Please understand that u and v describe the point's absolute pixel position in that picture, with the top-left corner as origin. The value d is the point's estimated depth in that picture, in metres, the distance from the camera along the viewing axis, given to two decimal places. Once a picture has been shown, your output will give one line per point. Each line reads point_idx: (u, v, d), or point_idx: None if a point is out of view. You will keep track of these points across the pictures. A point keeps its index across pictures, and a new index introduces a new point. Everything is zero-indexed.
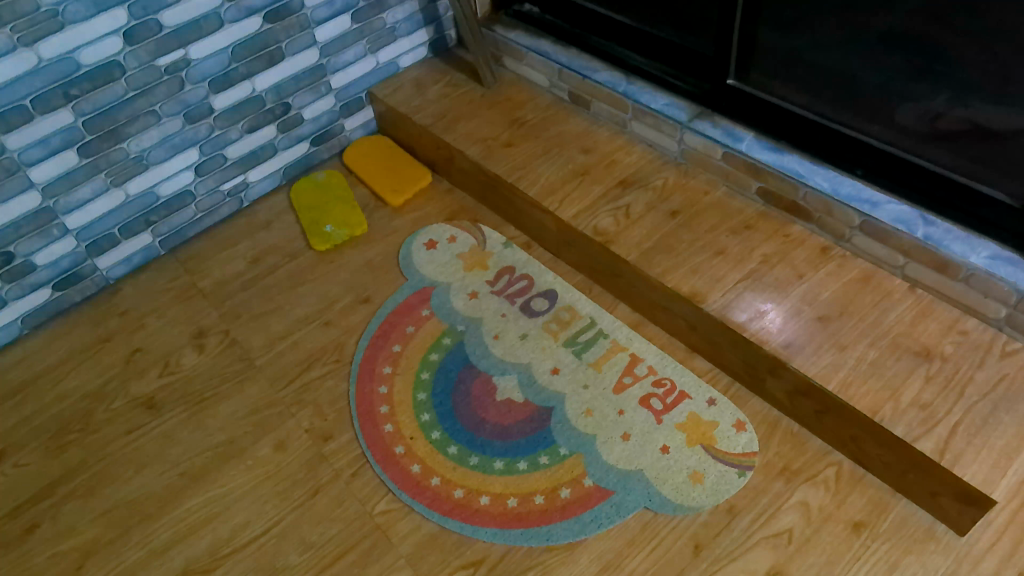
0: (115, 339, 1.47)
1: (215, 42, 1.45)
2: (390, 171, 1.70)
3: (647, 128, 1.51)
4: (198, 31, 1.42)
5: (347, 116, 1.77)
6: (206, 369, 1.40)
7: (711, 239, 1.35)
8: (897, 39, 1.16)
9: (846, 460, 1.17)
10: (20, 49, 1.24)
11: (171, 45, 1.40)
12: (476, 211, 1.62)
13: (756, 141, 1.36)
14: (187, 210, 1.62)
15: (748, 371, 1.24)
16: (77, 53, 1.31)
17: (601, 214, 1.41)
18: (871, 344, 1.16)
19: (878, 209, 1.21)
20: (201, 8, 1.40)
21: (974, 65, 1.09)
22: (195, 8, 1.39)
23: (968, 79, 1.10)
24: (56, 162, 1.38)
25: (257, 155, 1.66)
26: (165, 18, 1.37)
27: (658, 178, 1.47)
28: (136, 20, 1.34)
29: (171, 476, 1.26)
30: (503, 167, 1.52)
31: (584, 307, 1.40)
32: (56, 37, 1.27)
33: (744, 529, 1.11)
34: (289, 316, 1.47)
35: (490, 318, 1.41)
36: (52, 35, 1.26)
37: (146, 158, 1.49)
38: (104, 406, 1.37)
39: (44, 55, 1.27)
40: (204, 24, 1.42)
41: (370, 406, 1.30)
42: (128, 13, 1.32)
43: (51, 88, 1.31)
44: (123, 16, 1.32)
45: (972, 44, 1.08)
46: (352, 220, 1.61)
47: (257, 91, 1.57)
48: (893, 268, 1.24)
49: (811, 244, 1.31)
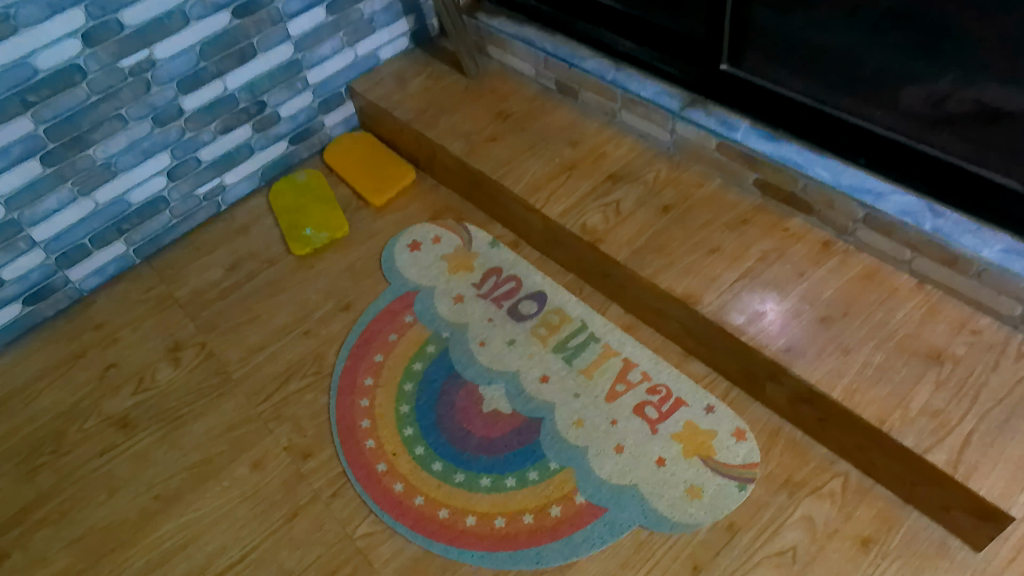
0: (89, 355, 1.42)
1: (183, 41, 1.39)
2: (372, 169, 1.63)
3: (637, 119, 1.44)
4: (164, 30, 1.35)
5: (326, 113, 1.70)
6: (182, 385, 1.34)
7: (707, 235, 1.27)
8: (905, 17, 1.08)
9: (853, 470, 1.10)
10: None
11: (135, 46, 1.34)
12: (461, 209, 1.55)
13: (752, 130, 1.29)
14: (161, 217, 1.55)
15: (747, 376, 1.17)
16: (34, 59, 1.24)
17: (590, 211, 1.34)
18: (876, 347, 1.09)
19: (883, 200, 1.14)
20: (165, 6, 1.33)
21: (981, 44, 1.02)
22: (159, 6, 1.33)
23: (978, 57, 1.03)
24: (21, 173, 1.32)
25: (232, 157, 1.59)
26: (127, 18, 1.30)
27: (650, 170, 1.40)
28: (96, 22, 1.27)
29: (145, 500, 1.21)
30: (487, 163, 1.45)
31: (575, 309, 1.34)
32: (10, 42, 1.20)
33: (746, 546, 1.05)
34: (268, 326, 1.40)
35: (476, 323, 1.34)
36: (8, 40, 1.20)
37: (114, 164, 1.43)
38: (76, 427, 1.31)
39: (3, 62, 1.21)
40: (169, 22, 1.35)
41: (351, 421, 1.25)
42: (87, 14, 1.26)
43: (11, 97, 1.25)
44: (80, 18, 1.25)
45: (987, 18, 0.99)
46: (332, 222, 1.53)
47: (229, 90, 1.50)
48: (899, 263, 1.17)
49: (811, 239, 1.24)
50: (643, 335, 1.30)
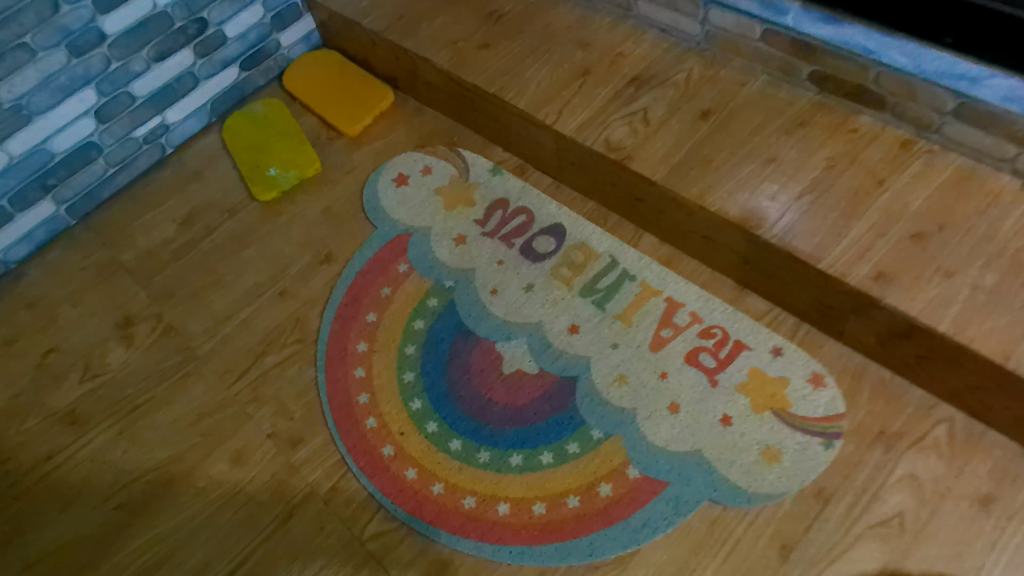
0: (25, 339, 1.18)
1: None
2: (343, 94, 1.37)
3: (658, 10, 1.18)
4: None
5: (283, 30, 1.42)
6: (138, 368, 1.12)
7: (759, 142, 1.05)
8: None
9: (959, 415, 0.92)
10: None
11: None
12: (452, 133, 1.30)
13: (805, 10, 1.03)
14: (94, 167, 1.28)
15: (821, 311, 0.98)
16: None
17: (613, 124, 1.11)
18: (986, 266, 0.89)
19: (979, 86, 0.91)
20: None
21: None
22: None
23: None
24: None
25: (173, 89, 1.31)
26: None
27: (679, 71, 1.16)
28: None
29: (107, 511, 1.01)
30: (482, 75, 1.20)
31: (601, 244, 1.12)
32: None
33: (835, 519, 0.87)
34: (236, 289, 1.17)
35: (486, 268, 1.12)
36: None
37: (25, 107, 1.15)
38: (15, 428, 1.09)
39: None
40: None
41: (346, 396, 1.04)
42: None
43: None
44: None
45: None
46: (301, 159, 1.29)
47: (160, 6, 1.21)
48: (1000, 162, 0.95)
49: (886, 139, 1.02)
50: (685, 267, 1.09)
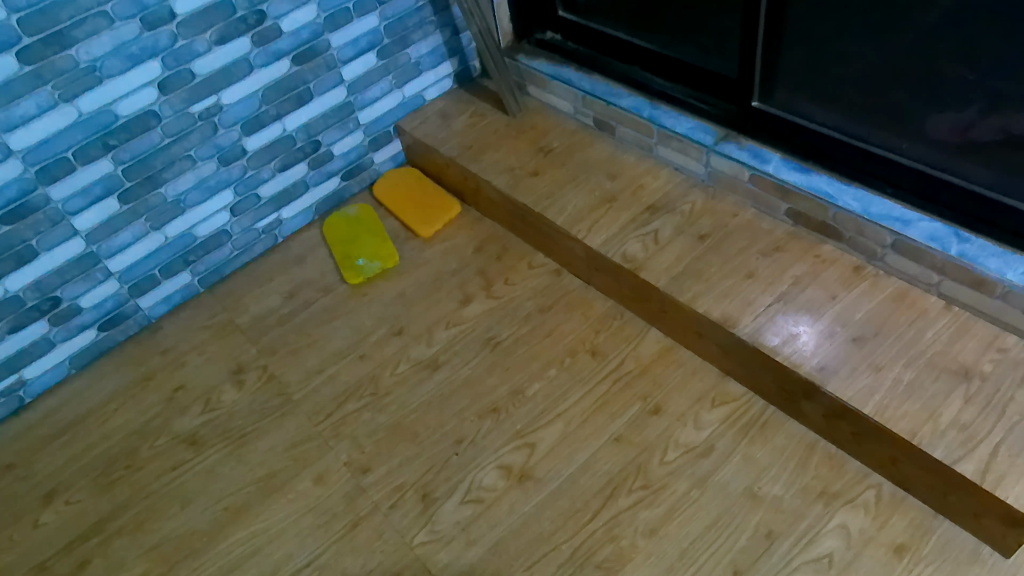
0: (158, 377, 1.51)
1: (220, 58, 1.42)
2: (420, 204, 1.73)
3: (672, 152, 1.50)
4: (186, 80, 1.40)
5: (376, 150, 1.79)
6: (247, 406, 1.43)
7: (742, 261, 1.33)
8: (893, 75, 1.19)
9: (887, 482, 1.17)
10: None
11: (143, 60, 1.33)
12: (505, 240, 1.64)
13: (784, 162, 1.35)
14: (223, 248, 1.65)
15: (783, 395, 1.24)
16: (78, 100, 1.30)
17: (629, 241, 1.40)
18: (906, 365, 1.14)
19: (910, 227, 1.19)
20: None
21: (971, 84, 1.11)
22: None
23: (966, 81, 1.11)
24: (48, 199, 1.35)
25: (290, 193, 1.69)
26: (122, 29, 1.28)
27: (685, 202, 1.46)
28: (126, 46, 1.30)
29: (216, 510, 1.30)
30: (530, 196, 1.53)
31: (633, 383, 1.36)
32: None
33: None
34: (325, 350, 1.50)
35: (535, 393, 1.37)
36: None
37: (183, 202, 1.52)
38: (149, 443, 1.41)
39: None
40: (152, 16, 1.31)
41: (408, 454, 1.32)
42: (114, 37, 1.28)
43: (70, 136, 1.32)
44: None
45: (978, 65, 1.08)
46: (384, 252, 1.64)
47: (288, 131, 1.60)
48: (928, 286, 1.22)
49: (843, 263, 1.29)
50: (671, 370, 1.36)
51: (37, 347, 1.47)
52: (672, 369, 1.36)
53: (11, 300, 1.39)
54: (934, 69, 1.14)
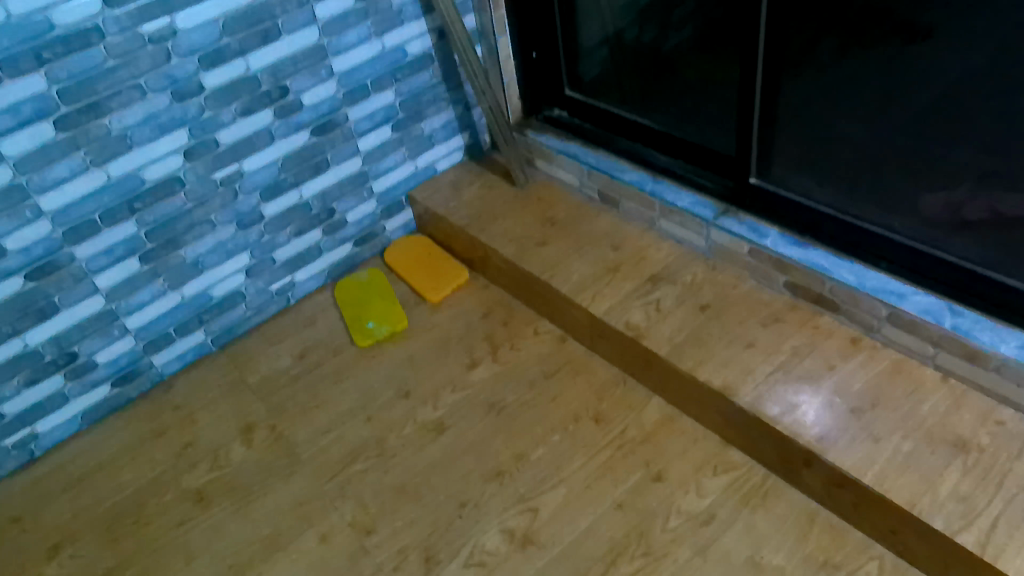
0: (168, 434, 1.53)
1: (243, 129, 1.50)
2: (430, 270, 1.78)
3: (674, 225, 1.56)
4: (211, 149, 1.47)
5: (389, 218, 1.86)
6: (254, 464, 1.45)
7: (742, 331, 1.37)
8: (886, 157, 1.26)
9: (889, 554, 1.18)
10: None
11: (172, 129, 1.41)
12: (511, 307, 1.68)
13: (781, 236, 1.40)
14: (237, 309, 1.69)
15: (784, 463, 1.26)
16: (109, 165, 1.36)
17: (633, 309, 1.45)
18: (904, 436, 1.16)
19: (905, 300, 1.23)
20: (192, 48, 1.36)
21: (959, 167, 1.17)
22: (197, 4, 1.33)
23: (954, 162, 1.17)
24: (73, 257, 1.40)
25: (304, 257, 1.74)
26: (154, 100, 1.36)
27: (687, 273, 1.51)
28: (157, 116, 1.38)
29: (219, 568, 1.30)
30: (537, 265, 1.58)
31: (636, 449, 1.38)
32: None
33: None
34: (333, 411, 1.52)
35: (539, 458, 1.38)
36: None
37: (201, 263, 1.57)
38: (155, 499, 1.42)
39: (29, 130, 1.25)
40: (183, 89, 1.38)
41: (411, 516, 1.33)
42: (146, 108, 1.36)
43: (98, 198, 1.38)
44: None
45: (961, 148, 1.15)
46: (393, 316, 1.68)
47: (305, 198, 1.67)
48: (925, 358, 1.25)
49: (840, 335, 1.33)
50: (673, 437, 1.38)
51: (51, 401, 1.50)
52: (673, 436, 1.39)
53: (31, 354, 1.43)
54: (918, 155, 1.21)
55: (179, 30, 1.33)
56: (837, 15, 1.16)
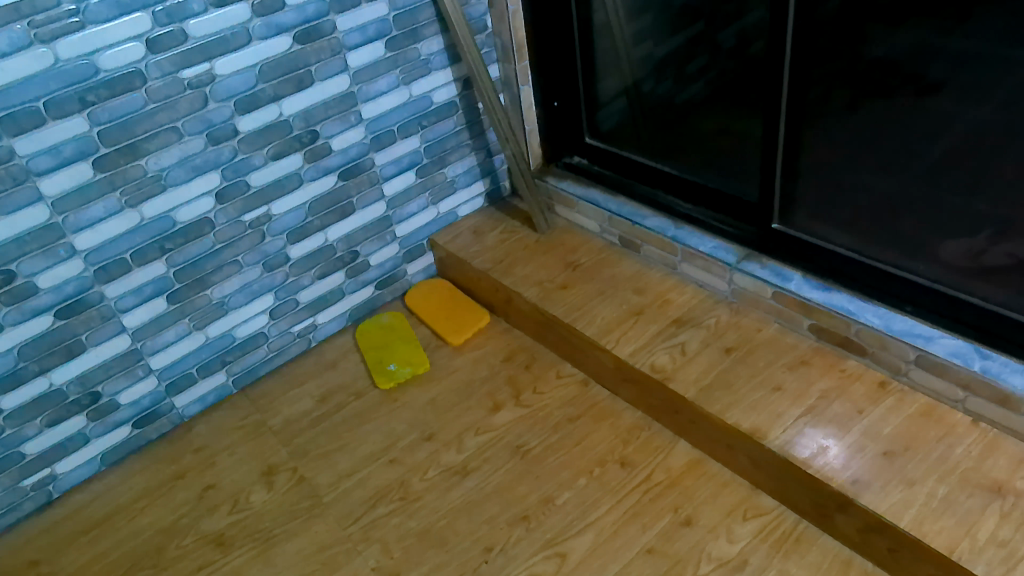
0: (188, 476, 1.52)
1: (273, 173, 1.52)
2: (451, 313, 1.79)
3: (696, 269, 1.57)
4: (241, 191, 1.50)
5: (410, 262, 1.87)
6: (276, 507, 1.43)
7: (769, 374, 1.37)
8: (906, 205, 1.27)
9: None
10: (25, 180, 1.24)
11: (205, 171, 1.43)
12: (534, 351, 1.69)
13: (805, 280, 1.41)
14: (259, 351, 1.69)
15: (816, 508, 1.24)
16: (143, 206, 1.39)
17: (658, 351, 1.45)
18: (939, 480, 1.15)
19: (933, 343, 1.23)
20: (229, 94, 1.39)
21: (979, 215, 1.18)
22: (235, 52, 1.36)
23: (973, 210, 1.19)
24: (103, 296, 1.41)
25: (327, 300, 1.75)
26: (190, 143, 1.39)
27: (710, 316, 1.51)
28: (192, 159, 1.40)
29: None
30: (560, 308, 1.58)
31: (664, 493, 1.36)
32: (76, 36, 1.20)
33: None
34: (356, 454, 1.51)
35: (565, 502, 1.37)
36: (40, 98, 1.20)
37: (226, 303, 1.58)
38: (175, 543, 1.40)
39: (68, 170, 1.28)
40: (218, 132, 1.41)
41: (437, 560, 1.31)
42: (182, 150, 1.38)
43: (130, 238, 1.40)
44: (146, 21, 1.25)
45: (981, 198, 1.17)
46: (415, 359, 1.68)
47: (329, 241, 1.68)
48: (954, 402, 1.24)
49: (868, 378, 1.33)
50: (700, 481, 1.37)
51: (73, 442, 1.49)
52: (701, 480, 1.37)
53: (55, 394, 1.43)
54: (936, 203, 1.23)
55: (218, 76, 1.36)
56: (848, 69, 1.20)
